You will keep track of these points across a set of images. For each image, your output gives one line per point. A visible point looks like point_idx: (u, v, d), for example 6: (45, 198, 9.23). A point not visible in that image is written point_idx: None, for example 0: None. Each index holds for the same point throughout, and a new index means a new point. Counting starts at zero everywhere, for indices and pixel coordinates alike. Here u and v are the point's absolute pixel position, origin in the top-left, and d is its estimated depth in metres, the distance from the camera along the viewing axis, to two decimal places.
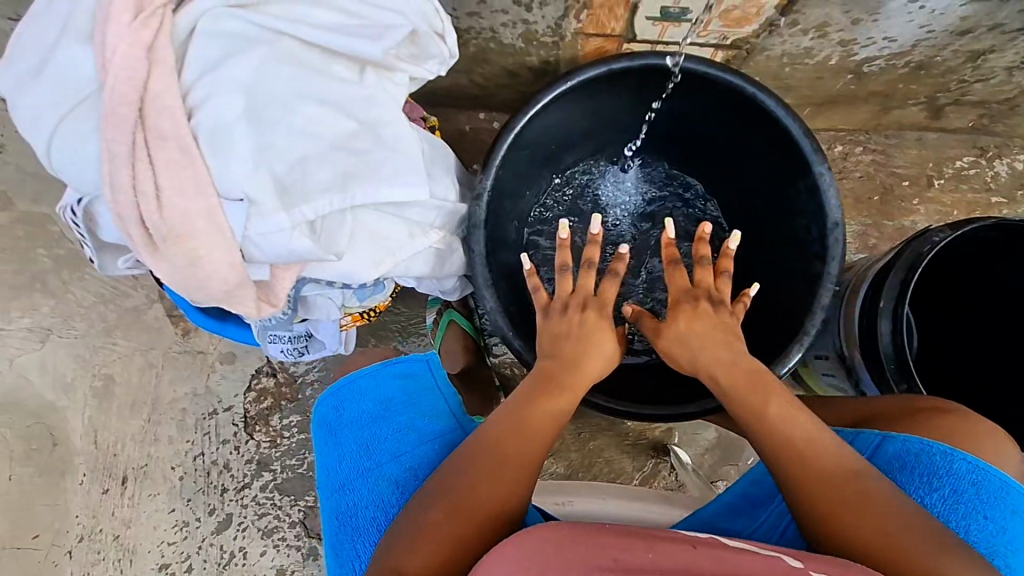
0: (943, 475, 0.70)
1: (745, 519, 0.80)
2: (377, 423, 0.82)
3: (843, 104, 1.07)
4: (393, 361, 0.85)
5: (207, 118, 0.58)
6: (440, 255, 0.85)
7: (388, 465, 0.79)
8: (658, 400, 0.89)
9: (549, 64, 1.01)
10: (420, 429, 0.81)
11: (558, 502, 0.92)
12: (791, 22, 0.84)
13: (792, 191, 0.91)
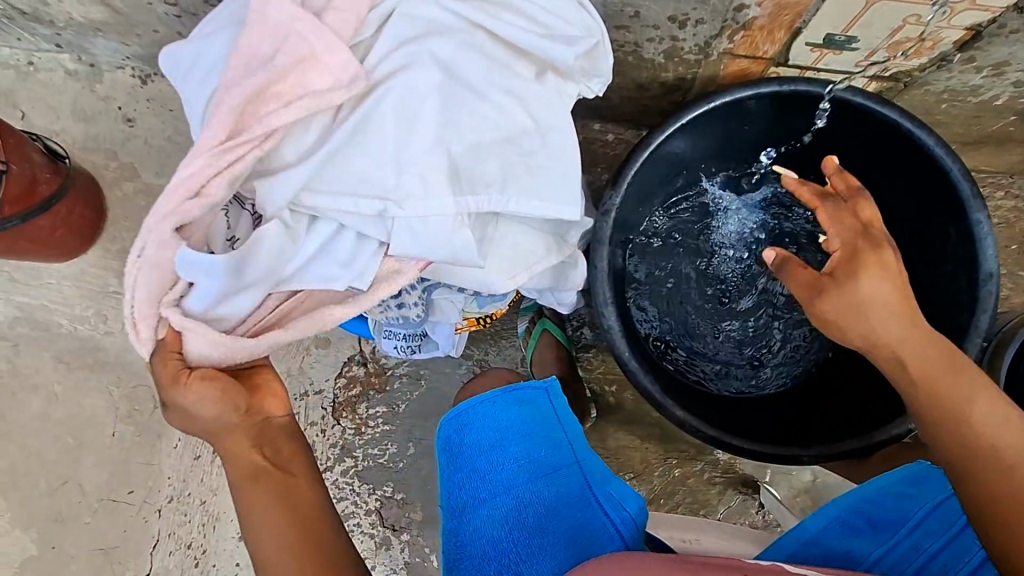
0: None
1: (866, 539, 0.75)
2: (493, 452, 0.70)
3: (994, 144, 1.00)
4: (513, 386, 0.72)
5: (403, 101, 0.67)
6: (567, 268, 0.84)
7: (502, 500, 0.69)
8: (777, 442, 0.85)
9: (682, 81, 0.98)
10: (539, 463, 0.70)
11: (686, 540, 0.77)
12: (966, 58, 0.80)
13: (942, 235, 0.85)
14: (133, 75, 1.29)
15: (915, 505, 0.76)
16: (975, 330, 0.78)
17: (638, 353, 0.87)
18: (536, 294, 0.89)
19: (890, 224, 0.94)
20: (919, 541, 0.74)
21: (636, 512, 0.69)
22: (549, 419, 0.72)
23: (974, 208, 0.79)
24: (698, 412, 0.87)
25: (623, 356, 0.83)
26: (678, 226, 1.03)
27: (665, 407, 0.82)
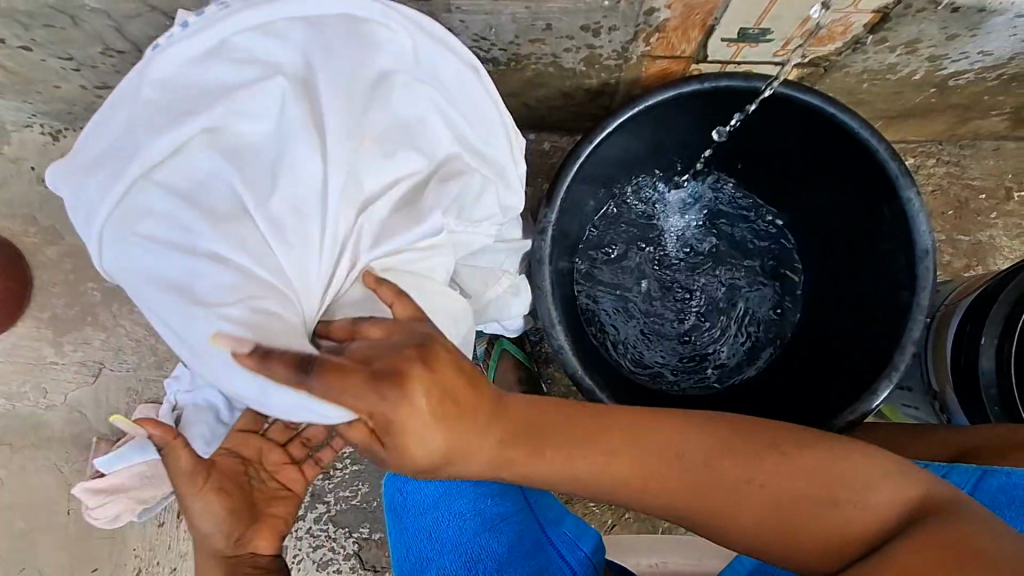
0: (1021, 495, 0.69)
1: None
2: (439, 507, 0.80)
3: (919, 116, 1.01)
4: None
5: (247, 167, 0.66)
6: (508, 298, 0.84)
7: (450, 558, 0.77)
8: None
9: (608, 86, 0.96)
10: (482, 512, 0.78)
11: (651, 564, 0.80)
12: (878, 39, 0.80)
13: (877, 215, 0.85)
14: (42, 132, 1.22)
15: None
16: (917, 306, 0.78)
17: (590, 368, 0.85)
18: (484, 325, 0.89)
19: (826, 205, 0.94)
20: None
21: (593, 551, 0.75)
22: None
23: (905, 186, 0.78)
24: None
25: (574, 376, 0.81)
26: (622, 230, 1.02)
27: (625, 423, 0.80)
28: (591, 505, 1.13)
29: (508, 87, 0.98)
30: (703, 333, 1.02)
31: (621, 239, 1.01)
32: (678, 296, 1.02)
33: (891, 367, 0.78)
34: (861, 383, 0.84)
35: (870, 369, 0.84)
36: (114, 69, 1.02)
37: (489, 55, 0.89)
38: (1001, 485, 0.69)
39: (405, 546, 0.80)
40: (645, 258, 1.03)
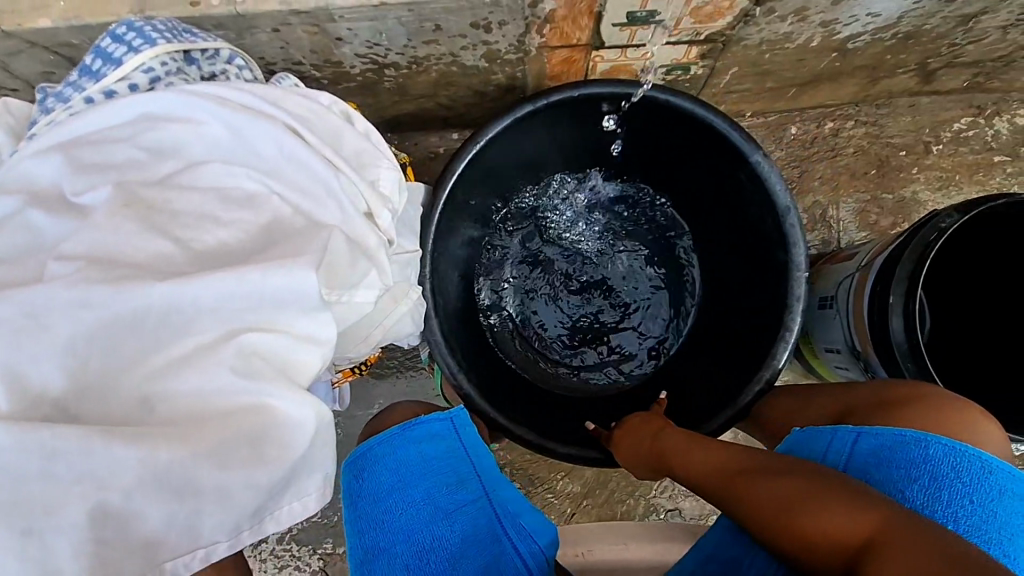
0: (918, 463, 0.66)
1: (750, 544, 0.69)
2: (396, 494, 0.76)
3: (828, 81, 1.01)
4: (417, 422, 0.79)
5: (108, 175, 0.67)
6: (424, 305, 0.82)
7: (403, 548, 0.74)
8: None
9: (516, 80, 0.96)
10: (439, 501, 0.76)
11: (580, 552, 0.80)
12: (766, 10, 0.80)
13: (738, 185, 0.87)
14: None
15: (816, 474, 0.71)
16: (795, 267, 0.82)
17: (487, 388, 0.88)
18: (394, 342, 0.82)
19: (699, 191, 0.96)
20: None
21: (547, 545, 0.75)
22: (454, 456, 0.79)
23: (750, 151, 0.82)
24: (553, 430, 0.88)
25: (470, 396, 0.83)
26: (525, 234, 1.04)
27: (545, 446, 0.83)
28: (549, 497, 1.14)
29: (417, 89, 0.97)
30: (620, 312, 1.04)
31: (522, 241, 1.03)
32: (580, 298, 1.04)
33: (784, 330, 0.82)
34: (750, 357, 0.88)
35: (757, 342, 0.87)
36: None
37: (389, 60, 0.88)
38: (873, 447, 0.68)
39: (357, 534, 0.76)
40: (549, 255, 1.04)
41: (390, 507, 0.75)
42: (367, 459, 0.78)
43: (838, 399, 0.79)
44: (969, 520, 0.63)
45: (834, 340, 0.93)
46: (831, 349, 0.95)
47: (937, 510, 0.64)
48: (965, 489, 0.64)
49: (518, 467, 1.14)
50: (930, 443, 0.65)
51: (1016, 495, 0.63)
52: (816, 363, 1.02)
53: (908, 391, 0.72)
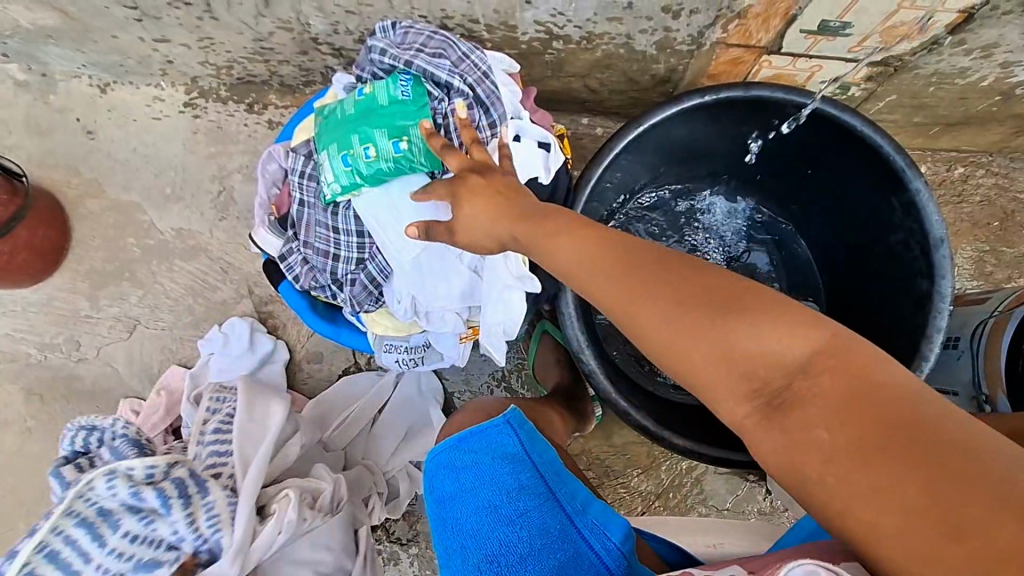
0: None
1: None
2: (466, 494, 0.69)
3: (976, 125, 1.02)
4: (475, 429, 0.72)
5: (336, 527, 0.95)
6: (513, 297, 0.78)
7: (473, 551, 0.66)
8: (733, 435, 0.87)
9: (674, 73, 0.97)
10: (504, 517, 0.66)
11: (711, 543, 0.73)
12: (956, 40, 0.80)
13: (886, 207, 0.88)
14: (91, 84, 1.21)
15: None
16: (938, 296, 0.81)
17: (608, 367, 0.86)
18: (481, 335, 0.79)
19: (839, 209, 0.97)
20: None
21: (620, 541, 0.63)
22: (513, 460, 0.69)
23: (912, 177, 0.82)
24: (660, 416, 0.88)
25: (590, 371, 0.82)
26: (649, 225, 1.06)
27: (664, 437, 0.82)
28: (621, 491, 1.12)
29: (573, 67, 0.98)
30: None
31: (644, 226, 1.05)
32: None
33: (920, 357, 0.81)
34: None
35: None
36: (178, 22, 1.02)
37: (563, 32, 0.89)
38: None
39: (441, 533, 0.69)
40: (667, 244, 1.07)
41: (459, 511, 0.68)
42: (452, 454, 0.72)
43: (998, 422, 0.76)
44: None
45: (951, 382, 0.92)
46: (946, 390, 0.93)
47: None
48: None
49: (595, 457, 1.12)
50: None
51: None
52: None
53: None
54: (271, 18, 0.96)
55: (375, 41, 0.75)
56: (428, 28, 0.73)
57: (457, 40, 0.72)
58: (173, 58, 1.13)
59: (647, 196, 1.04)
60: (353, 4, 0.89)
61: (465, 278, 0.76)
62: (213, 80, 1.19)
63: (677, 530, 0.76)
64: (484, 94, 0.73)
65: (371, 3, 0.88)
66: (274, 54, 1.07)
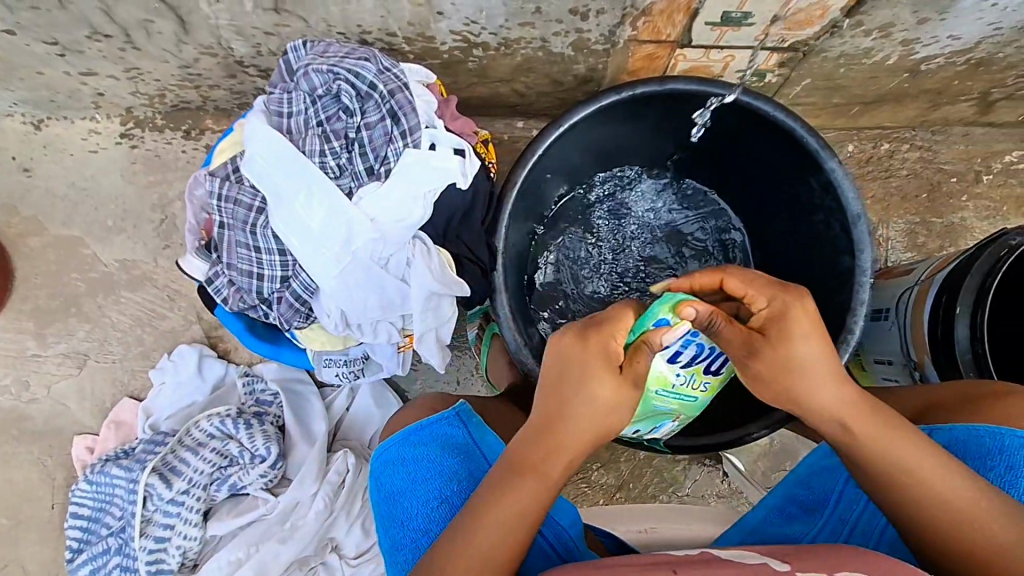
0: (997, 453, 0.67)
1: (803, 522, 0.75)
2: (415, 488, 0.67)
3: (893, 102, 1.05)
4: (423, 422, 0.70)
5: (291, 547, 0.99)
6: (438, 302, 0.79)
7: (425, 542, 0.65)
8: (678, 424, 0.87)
9: (596, 72, 0.99)
10: (456, 501, 0.65)
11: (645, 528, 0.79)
12: (855, 22, 0.83)
13: (806, 188, 0.90)
14: (23, 122, 1.20)
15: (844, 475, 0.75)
16: (860, 271, 0.84)
17: None
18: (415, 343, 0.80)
19: (762, 194, 0.99)
20: (844, 517, 0.73)
21: (571, 526, 0.70)
22: (456, 449, 0.68)
23: (826, 158, 0.84)
24: None
25: (530, 371, 0.82)
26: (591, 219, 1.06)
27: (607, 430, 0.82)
28: (583, 486, 1.13)
29: (498, 73, 1.00)
30: None
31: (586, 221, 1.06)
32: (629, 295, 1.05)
33: (846, 331, 0.84)
34: None
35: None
36: (102, 54, 1.02)
37: (480, 39, 0.91)
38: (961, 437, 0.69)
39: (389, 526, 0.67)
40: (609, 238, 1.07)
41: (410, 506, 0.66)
42: (397, 450, 0.69)
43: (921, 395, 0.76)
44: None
45: (886, 352, 0.95)
46: (881, 361, 0.96)
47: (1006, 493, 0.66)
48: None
49: None
50: (1008, 437, 0.66)
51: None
52: (857, 374, 1.05)
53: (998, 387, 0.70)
54: (193, 45, 0.97)
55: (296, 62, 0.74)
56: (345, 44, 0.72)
57: (377, 53, 0.71)
58: (104, 91, 1.13)
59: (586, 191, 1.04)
60: (271, 26, 0.90)
61: (393, 288, 0.76)
62: (148, 109, 1.19)
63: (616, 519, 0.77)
64: (398, 104, 0.72)
65: (288, 23, 0.89)
66: (204, 79, 1.08)
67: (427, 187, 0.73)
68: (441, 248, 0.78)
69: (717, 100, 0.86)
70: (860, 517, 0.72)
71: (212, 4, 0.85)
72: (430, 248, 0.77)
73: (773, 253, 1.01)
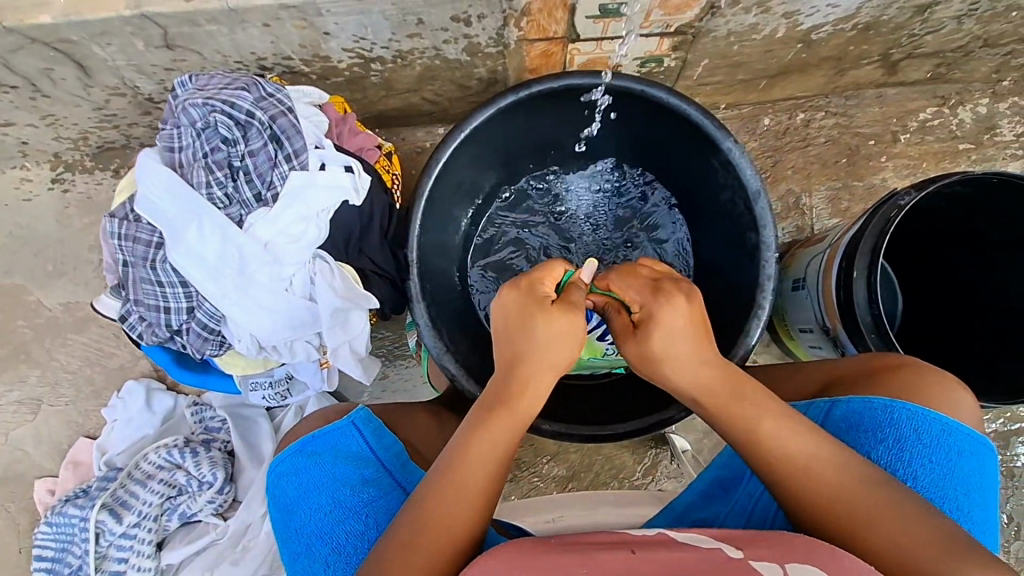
0: (886, 426, 0.64)
1: (720, 503, 0.72)
2: (307, 500, 0.71)
3: (797, 72, 1.06)
4: (313, 435, 0.75)
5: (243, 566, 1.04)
6: (346, 316, 0.80)
7: (316, 550, 0.68)
8: (608, 417, 0.88)
9: (498, 73, 1.00)
10: (352, 505, 0.69)
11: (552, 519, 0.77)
12: (731, 1, 0.84)
13: (709, 168, 0.90)
14: None
15: None
16: (764, 247, 0.84)
17: (473, 367, 0.90)
18: (332, 359, 0.82)
19: (673, 179, 0.99)
20: (757, 489, 0.69)
21: None
22: (355, 459, 0.73)
23: (722, 138, 0.85)
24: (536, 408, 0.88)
25: (454, 376, 0.82)
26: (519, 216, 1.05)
27: (533, 424, 0.83)
28: (536, 480, 1.15)
29: (403, 84, 1.02)
30: None
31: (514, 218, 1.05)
32: None
33: (756, 307, 0.84)
34: (727, 332, 0.90)
35: (733, 320, 0.89)
36: (14, 105, 1.03)
37: (375, 54, 0.92)
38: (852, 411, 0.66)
39: (285, 538, 0.70)
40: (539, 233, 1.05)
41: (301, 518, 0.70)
42: (290, 462, 0.73)
43: (822, 373, 0.73)
44: (926, 478, 0.62)
45: (807, 321, 0.97)
46: (805, 330, 0.99)
47: (900, 469, 0.63)
48: (924, 448, 0.63)
49: None
50: (897, 409, 0.64)
51: (973, 455, 0.63)
52: (788, 343, 1.07)
53: (891, 361, 0.68)
54: (99, 87, 0.98)
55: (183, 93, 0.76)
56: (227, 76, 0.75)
57: (259, 80, 0.74)
58: (27, 139, 1.14)
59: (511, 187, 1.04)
60: (168, 61, 0.91)
61: (301, 308, 0.78)
62: (75, 153, 1.20)
63: (536, 510, 0.79)
64: (280, 129, 0.74)
65: (184, 58, 0.90)
66: (120, 119, 1.09)
67: (319, 208, 0.75)
68: (344, 264, 0.80)
69: (611, 90, 0.86)
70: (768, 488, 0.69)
71: (104, 47, 0.87)
72: (333, 265, 0.79)
73: (689, 236, 1.01)
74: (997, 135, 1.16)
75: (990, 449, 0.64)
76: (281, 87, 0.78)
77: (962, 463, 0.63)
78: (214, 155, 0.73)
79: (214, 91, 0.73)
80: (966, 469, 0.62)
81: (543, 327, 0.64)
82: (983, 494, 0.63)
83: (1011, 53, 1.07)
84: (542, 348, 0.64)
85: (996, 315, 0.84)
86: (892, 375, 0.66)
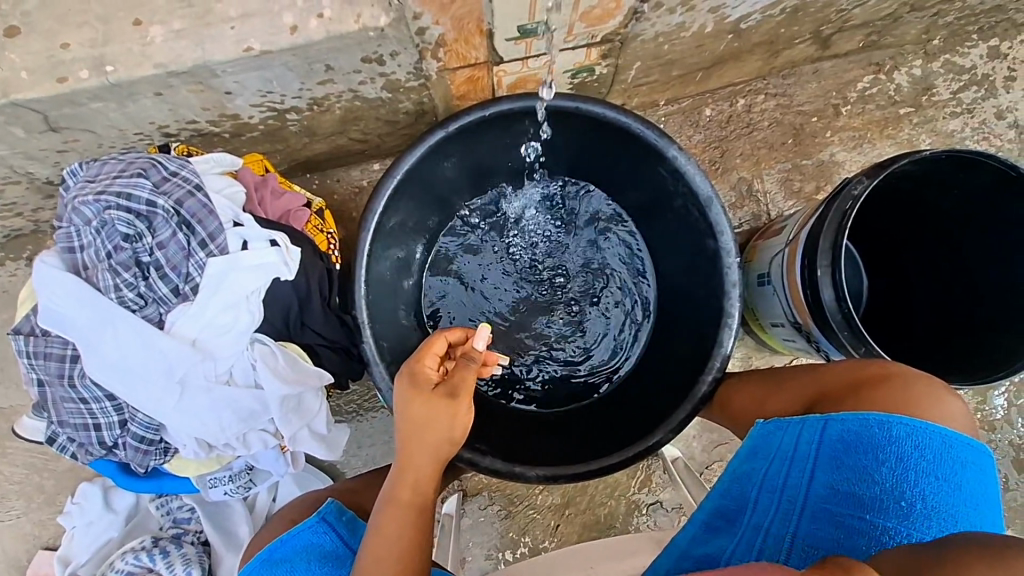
0: (886, 446, 0.63)
1: (724, 536, 0.68)
2: None
3: (732, 60, 1.03)
4: (284, 538, 0.70)
5: None
6: (298, 400, 0.74)
7: None
8: (594, 450, 0.85)
9: (425, 105, 0.94)
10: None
11: None
12: (654, 5, 0.80)
13: (656, 176, 0.86)
14: None
15: (756, 484, 0.69)
16: (724, 253, 0.80)
17: None
18: (292, 446, 0.77)
19: (624, 188, 0.94)
20: (763, 521, 0.66)
21: None
22: (333, 558, 0.68)
23: (666, 146, 0.80)
24: (522, 454, 0.84)
25: None
26: (470, 250, 1.00)
27: (518, 474, 0.79)
28: (531, 512, 1.12)
29: (325, 129, 0.95)
30: (568, 336, 0.98)
31: (464, 254, 1.00)
32: (523, 319, 0.99)
33: (726, 316, 0.80)
34: (695, 342, 0.86)
35: (702, 331, 0.85)
36: None
37: (287, 105, 0.85)
38: (845, 430, 0.65)
39: None
40: (493, 264, 1.00)
41: None
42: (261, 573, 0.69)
43: (811, 384, 0.72)
44: (934, 497, 0.62)
45: (777, 315, 0.95)
46: (778, 325, 0.96)
47: (907, 489, 0.62)
48: (930, 466, 0.62)
49: (494, 489, 1.12)
50: (895, 425, 0.63)
51: (975, 467, 0.62)
52: (764, 337, 1.05)
53: (879, 371, 0.66)
54: None
55: (73, 187, 0.68)
56: (120, 160, 0.67)
57: (157, 161, 0.67)
58: None
59: (455, 223, 0.99)
60: (58, 144, 0.82)
61: (247, 400, 0.72)
62: None
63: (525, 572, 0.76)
64: (189, 212, 0.68)
65: (75, 138, 0.82)
66: (23, 206, 0.99)
67: (247, 290, 0.69)
68: (287, 342, 0.74)
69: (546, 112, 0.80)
70: (773, 521, 0.66)
71: None
72: (274, 346, 0.72)
73: (650, 244, 0.97)
74: (935, 95, 1.15)
75: (990, 459, 0.64)
76: (185, 161, 0.71)
77: (968, 479, 0.62)
78: (118, 255, 0.66)
79: (105, 182, 0.65)
80: (973, 481, 0.62)
81: (419, 408, 0.65)
82: (983, 510, 0.62)
83: (938, 13, 1.06)
84: (426, 429, 0.65)
85: (969, 289, 0.82)
86: (884, 389, 0.65)
